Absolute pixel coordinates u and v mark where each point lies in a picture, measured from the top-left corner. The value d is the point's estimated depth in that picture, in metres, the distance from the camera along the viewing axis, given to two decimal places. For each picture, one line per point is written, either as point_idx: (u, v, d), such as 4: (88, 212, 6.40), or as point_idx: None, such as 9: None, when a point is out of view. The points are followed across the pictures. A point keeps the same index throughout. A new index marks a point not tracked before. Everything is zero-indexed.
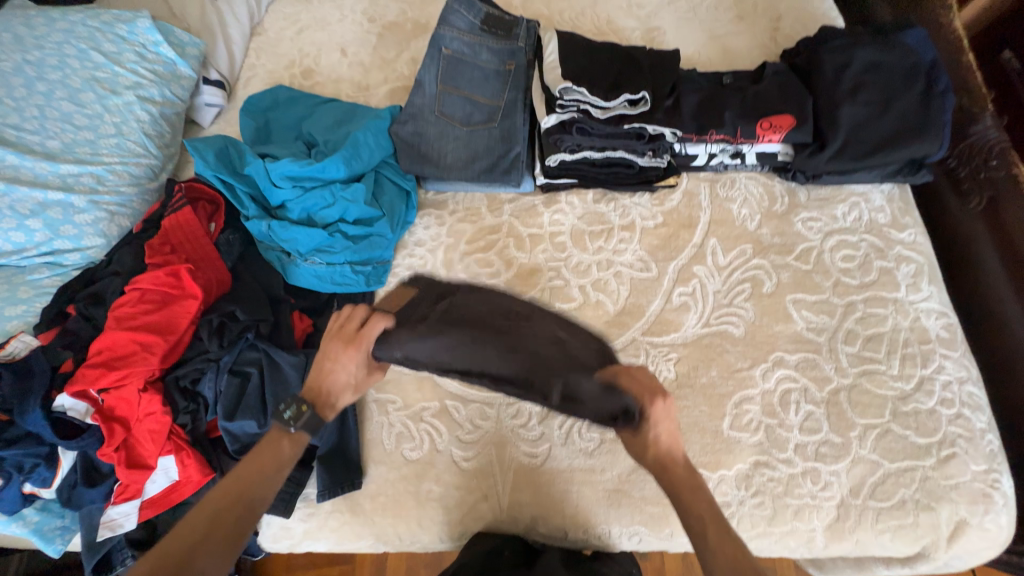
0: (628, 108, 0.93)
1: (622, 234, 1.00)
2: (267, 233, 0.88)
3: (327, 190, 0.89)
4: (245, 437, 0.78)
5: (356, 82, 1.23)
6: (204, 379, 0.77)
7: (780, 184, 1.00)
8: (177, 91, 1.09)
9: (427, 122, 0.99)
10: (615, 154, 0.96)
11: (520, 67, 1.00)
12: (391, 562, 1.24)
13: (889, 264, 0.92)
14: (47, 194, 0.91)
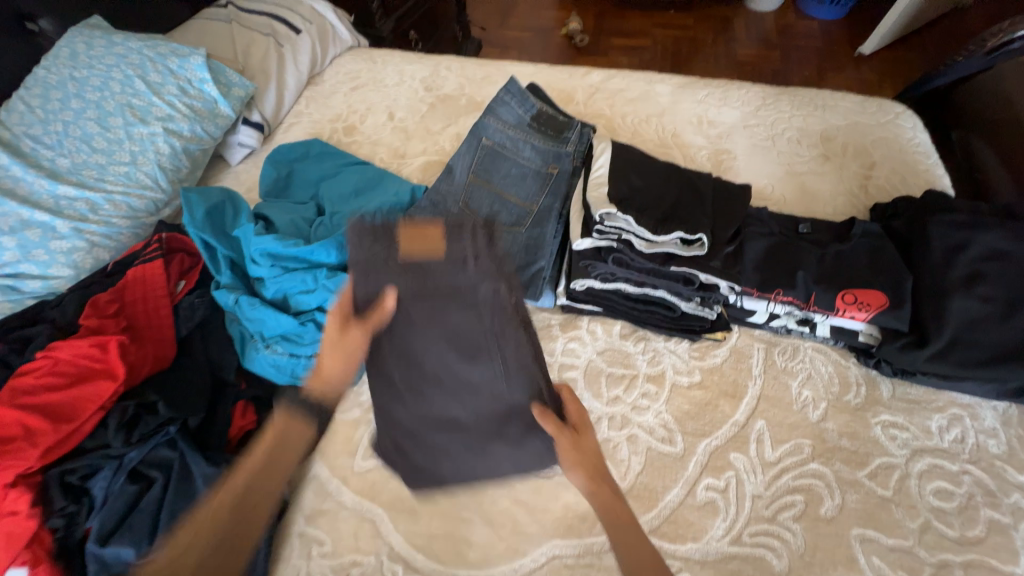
0: (681, 247, 0.77)
1: (646, 387, 0.82)
2: (234, 306, 0.77)
3: (310, 274, 0.76)
4: (117, 567, 0.60)
5: (394, 148, 1.16)
6: (97, 476, 0.63)
7: (855, 368, 0.81)
8: (209, 128, 1.05)
9: (448, 212, 0.88)
10: (655, 292, 0.80)
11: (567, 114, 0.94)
12: None
13: (1003, 518, 0.68)
14: (33, 213, 0.85)
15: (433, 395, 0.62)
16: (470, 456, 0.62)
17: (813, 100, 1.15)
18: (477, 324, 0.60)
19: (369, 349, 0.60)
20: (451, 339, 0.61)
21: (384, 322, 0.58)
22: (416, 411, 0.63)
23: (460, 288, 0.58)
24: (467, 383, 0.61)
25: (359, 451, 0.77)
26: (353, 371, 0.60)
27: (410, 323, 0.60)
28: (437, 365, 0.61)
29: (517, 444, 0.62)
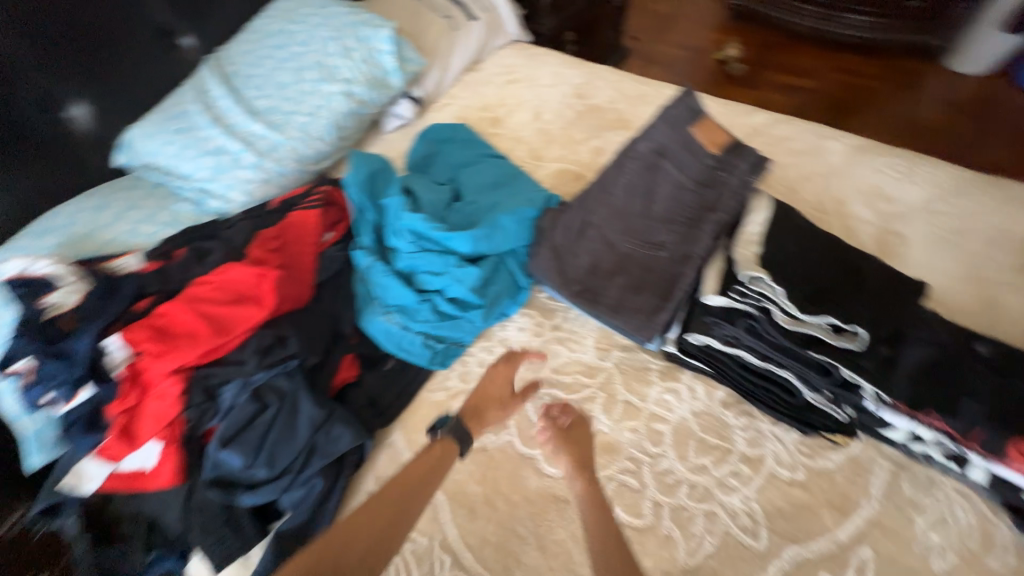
0: (828, 333, 0.69)
1: (738, 467, 0.75)
2: (366, 268, 0.82)
3: (442, 259, 0.81)
4: (225, 468, 0.69)
5: (533, 149, 1.18)
6: (227, 387, 0.71)
7: (1005, 530, 0.68)
8: (378, 96, 1.15)
9: (583, 224, 0.85)
10: (780, 372, 0.73)
11: (745, 146, 0.84)
12: None
13: None
14: (230, 143, 0.99)
15: (602, 210, 0.85)
16: (665, 211, 0.82)
17: None
18: (690, 196, 0.82)
19: (614, 184, 0.85)
20: (645, 208, 0.83)
21: (640, 181, 0.84)
22: (641, 192, 0.84)
23: (701, 215, 0.80)
24: (679, 186, 0.82)
25: None
26: (585, 207, 0.86)
27: (644, 178, 0.84)
28: (641, 207, 0.83)
29: (616, 304, 0.79)
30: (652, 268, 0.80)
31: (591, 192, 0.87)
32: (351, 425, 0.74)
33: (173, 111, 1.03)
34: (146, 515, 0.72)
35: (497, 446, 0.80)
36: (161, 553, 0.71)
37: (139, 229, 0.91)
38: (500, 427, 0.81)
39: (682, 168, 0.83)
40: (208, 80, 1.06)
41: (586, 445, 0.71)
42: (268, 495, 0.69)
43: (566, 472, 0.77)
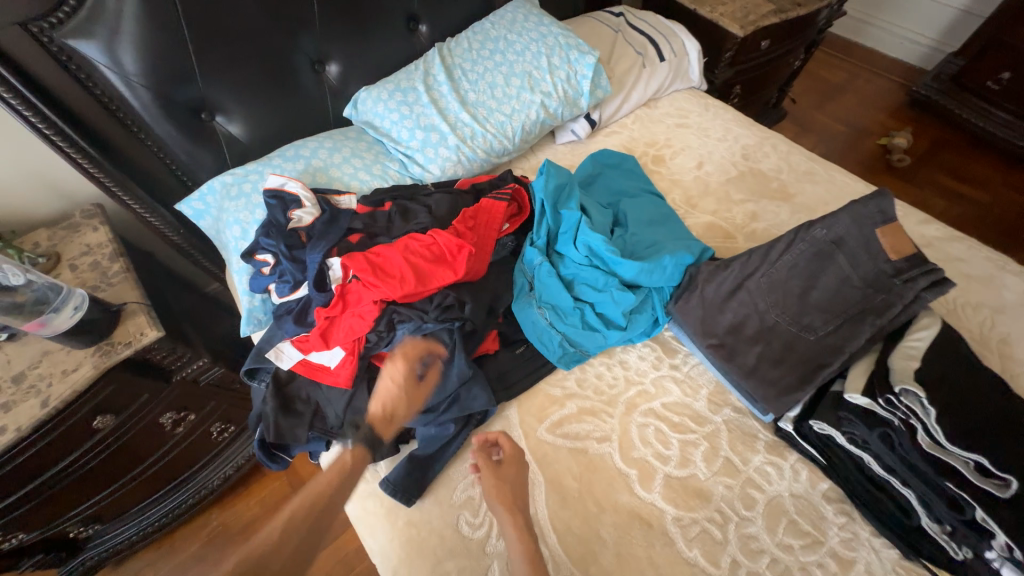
0: (969, 469, 0.68)
1: (827, 562, 0.76)
2: (534, 264, 0.96)
3: (605, 278, 0.92)
4: (388, 387, 0.87)
5: (689, 195, 1.24)
6: (404, 325, 0.88)
7: None
8: (565, 113, 1.27)
9: (736, 285, 0.90)
10: (901, 488, 0.75)
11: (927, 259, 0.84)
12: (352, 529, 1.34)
13: None
14: (441, 123, 1.16)
15: (760, 277, 0.89)
16: (822, 298, 0.85)
17: None
18: (857, 291, 0.83)
19: (778, 257, 0.89)
20: (803, 289, 0.86)
21: (806, 262, 0.87)
22: (803, 272, 0.87)
23: (863, 313, 0.81)
24: (845, 278, 0.84)
25: (546, 423, 0.90)
26: (743, 270, 0.91)
27: (812, 260, 0.87)
28: (800, 286, 0.87)
29: (749, 369, 0.84)
30: (794, 346, 0.84)
31: (750, 257, 0.91)
32: (487, 391, 0.86)
33: (401, 84, 1.21)
34: (315, 402, 0.89)
35: (597, 453, 0.87)
36: (318, 435, 0.87)
37: (358, 175, 1.10)
38: (603, 438, 0.89)
39: (854, 263, 0.84)
40: (433, 65, 1.24)
41: (517, 481, 0.81)
42: (413, 420, 0.85)
43: (653, 500, 0.83)
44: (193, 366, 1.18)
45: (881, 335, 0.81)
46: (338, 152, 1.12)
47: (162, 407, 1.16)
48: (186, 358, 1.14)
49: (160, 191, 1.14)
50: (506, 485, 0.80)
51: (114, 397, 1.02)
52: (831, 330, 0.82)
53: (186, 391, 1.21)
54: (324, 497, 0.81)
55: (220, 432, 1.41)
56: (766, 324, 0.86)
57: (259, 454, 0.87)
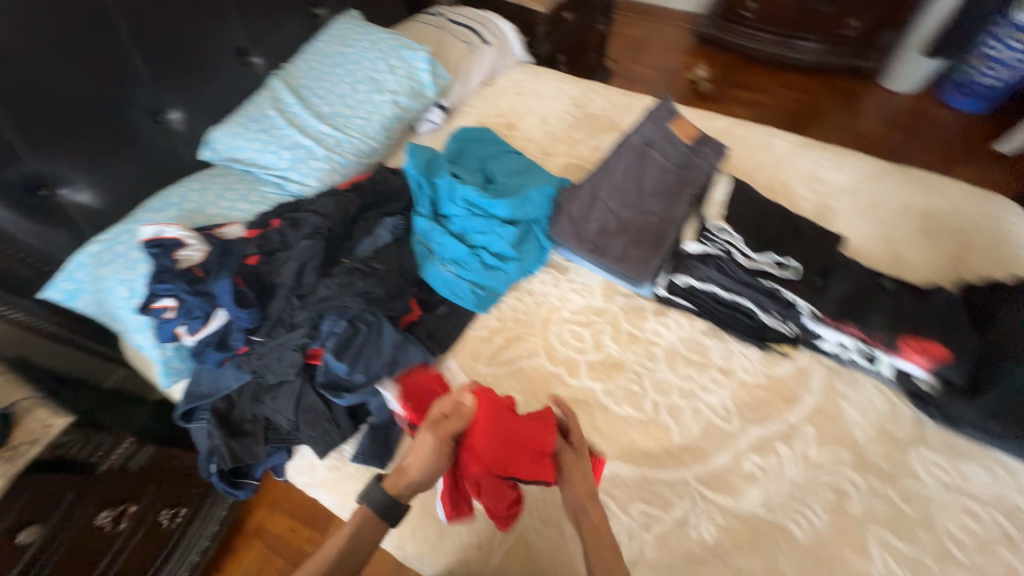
0: (772, 267, 0.96)
1: (715, 375, 1.00)
2: (426, 231, 1.07)
3: (487, 221, 1.06)
4: (331, 375, 0.91)
5: (543, 147, 1.45)
6: (329, 317, 0.93)
7: (911, 411, 0.91)
8: (417, 105, 1.40)
9: (591, 197, 1.10)
10: (741, 300, 0.98)
11: (710, 137, 1.12)
12: None
13: (1021, 564, 0.77)
14: (304, 140, 1.23)
15: (607, 186, 1.10)
16: (653, 186, 1.08)
17: (923, 181, 1.27)
18: (671, 175, 1.08)
19: (614, 167, 1.10)
20: (639, 185, 1.09)
21: (634, 163, 1.10)
22: (635, 172, 1.09)
23: (680, 189, 1.06)
24: (662, 168, 1.09)
25: (483, 359, 1.04)
26: (592, 184, 1.11)
27: (637, 161, 1.10)
28: (636, 184, 1.09)
29: (619, 256, 1.04)
30: (645, 228, 1.05)
31: (595, 172, 1.12)
32: (422, 347, 0.97)
33: (253, 115, 1.25)
34: (263, 416, 0.93)
35: (531, 367, 1.03)
36: (276, 445, 0.93)
37: (236, 206, 1.13)
38: (532, 354, 1.05)
39: (664, 155, 1.10)
40: (280, 91, 1.30)
41: (585, 473, 0.77)
42: (363, 396, 0.91)
43: (585, 384, 1.00)
44: (121, 446, 1.16)
45: (698, 200, 1.06)
46: (209, 190, 1.14)
47: (94, 503, 1.10)
48: (104, 438, 1.11)
49: (15, 283, 1.05)
50: (577, 481, 0.76)
51: (38, 503, 0.96)
52: (665, 207, 1.06)
53: (118, 477, 1.16)
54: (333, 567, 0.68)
55: (171, 518, 1.33)
56: (621, 218, 1.07)
57: (219, 487, 0.91)
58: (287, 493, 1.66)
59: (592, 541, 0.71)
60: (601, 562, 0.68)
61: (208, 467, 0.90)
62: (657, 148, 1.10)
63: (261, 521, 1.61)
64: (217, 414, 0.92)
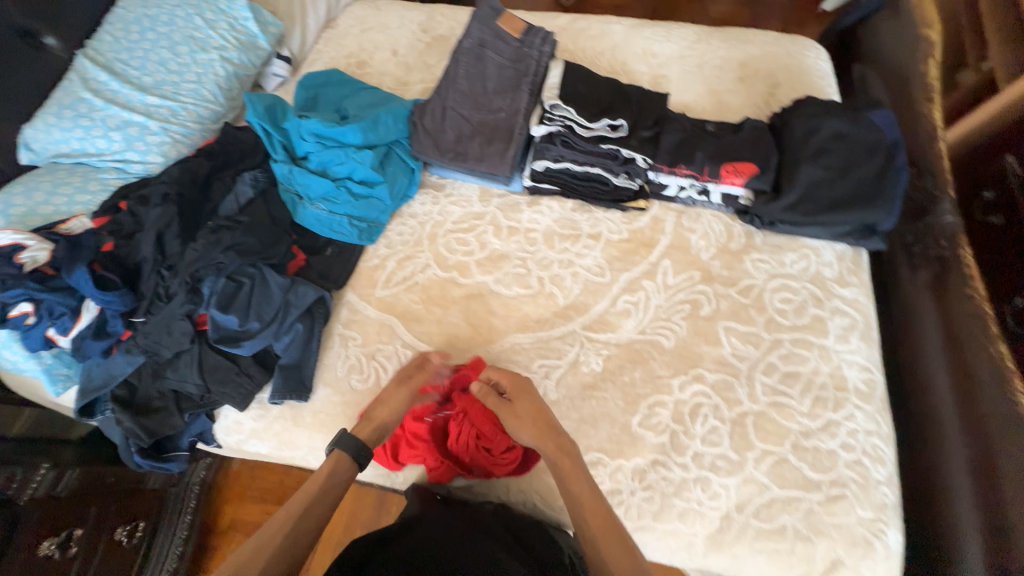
0: (608, 131, 1.08)
1: (587, 242, 1.12)
2: (287, 176, 1.07)
3: (342, 151, 1.07)
4: (225, 330, 0.93)
5: (398, 78, 1.44)
6: (207, 278, 0.94)
7: (740, 226, 1.10)
8: (253, 58, 1.33)
9: (442, 109, 1.14)
10: (593, 170, 1.10)
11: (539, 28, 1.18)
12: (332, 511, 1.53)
13: (824, 313, 0.99)
14: (132, 116, 1.14)
15: (454, 94, 1.14)
16: (495, 85, 1.14)
17: (739, 36, 1.42)
18: (510, 71, 1.14)
19: (457, 75, 1.15)
20: (483, 87, 1.14)
21: (474, 67, 1.14)
22: (477, 76, 1.14)
23: (520, 82, 1.13)
24: (500, 66, 1.14)
25: (380, 284, 1.09)
26: (440, 97, 1.15)
27: (475, 65, 1.15)
28: (480, 87, 1.14)
29: (479, 157, 1.11)
30: (497, 126, 1.12)
31: (441, 84, 1.15)
32: (312, 285, 0.99)
33: (63, 101, 1.14)
34: (170, 389, 0.94)
35: (426, 279, 1.10)
36: (194, 412, 0.96)
37: (75, 200, 1.06)
38: (425, 268, 1.11)
39: (499, 52, 1.15)
40: (86, 69, 1.18)
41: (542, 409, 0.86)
42: (263, 342, 0.94)
43: (476, 280, 1.09)
44: (40, 476, 1.14)
45: (538, 89, 1.14)
46: (37, 190, 1.05)
47: (30, 536, 1.08)
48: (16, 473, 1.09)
49: None
50: (531, 415, 0.84)
51: None
52: (510, 102, 1.12)
53: (50, 507, 1.13)
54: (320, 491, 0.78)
55: (130, 534, 1.32)
56: (475, 123, 1.13)
57: (144, 466, 0.97)
58: (252, 481, 1.62)
59: (562, 457, 0.80)
60: (573, 470, 0.78)
61: (128, 450, 0.95)
62: (491, 48, 1.15)
63: (233, 516, 1.58)
64: (121, 402, 0.93)
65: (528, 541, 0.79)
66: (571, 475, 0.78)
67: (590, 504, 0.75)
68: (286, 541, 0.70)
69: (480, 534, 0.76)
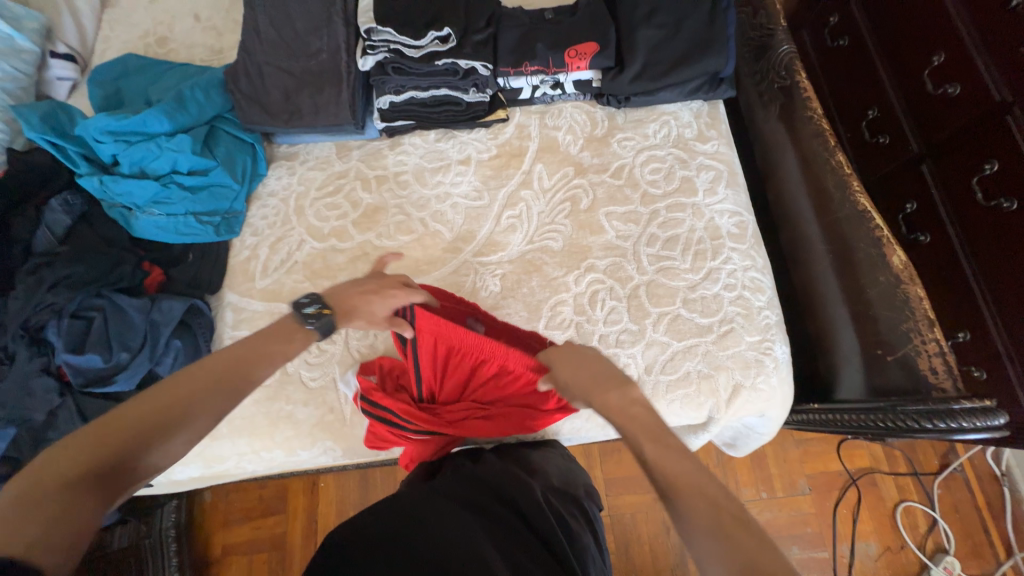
0: (439, 45, 1.01)
1: (459, 169, 1.08)
2: (102, 189, 0.94)
3: (152, 143, 0.94)
4: (90, 372, 0.85)
5: (210, 46, 1.26)
6: (48, 327, 0.85)
7: (601, 110, 1.09)
8: (19, 65, 1.11)
9: (256, 69, 1.02)
10: (439, 92, 1.04)
11: None
12: (320, 507, 1.56)
13: (691, 173, 1.02)
14: None
15: (264, 48, 1.02)
16: (307, 24, 1.02)
17: None
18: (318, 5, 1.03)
19: (260, 25, 1.02)
20: (295, 31, 1.02)
21: (278, 11, 1.02)
22: (285, 21, 1.02)
23: (333, 14, 1.02)
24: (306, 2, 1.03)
25: (257, 274, 1.01)
26: (250, 54, 1.02)
27: (278, 8, 1.02)
28: (291, 32, 1.02)
29: (315, 112, 1.02)
30: (323, 71, 1.02)
31: (247, 40, 1.02)
32: (175, 296, 0.92)
33: None
34: None
35: (305, 255, 1.03)
36: None
37: None
38: (300, 244, 1.04)
39: None
40: None
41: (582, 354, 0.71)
42: (140, 370, 0.87)
43: (358, 240, 1.04)
44: None
45: (355, 19, 1.04)
46: None
47: None
48: None
49: None
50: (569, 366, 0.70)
51: None
52: (331, 41, 1.02)
53: None
54: (202, 386, 0.59)
55: None
56: (298, 74, 1.02)
57: None
58: (230, 506, 1.59)
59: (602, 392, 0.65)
60: (614, 404, 0.63)
61: None
62: None
63: (224, 543, 1.55)
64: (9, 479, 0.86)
65: (513, 497, 0.72)
66: (610, 404, 0.63)
67: (643, 438, 0.58)
68: (204, 402, 0.58)
69: (471, 515, 0.66)
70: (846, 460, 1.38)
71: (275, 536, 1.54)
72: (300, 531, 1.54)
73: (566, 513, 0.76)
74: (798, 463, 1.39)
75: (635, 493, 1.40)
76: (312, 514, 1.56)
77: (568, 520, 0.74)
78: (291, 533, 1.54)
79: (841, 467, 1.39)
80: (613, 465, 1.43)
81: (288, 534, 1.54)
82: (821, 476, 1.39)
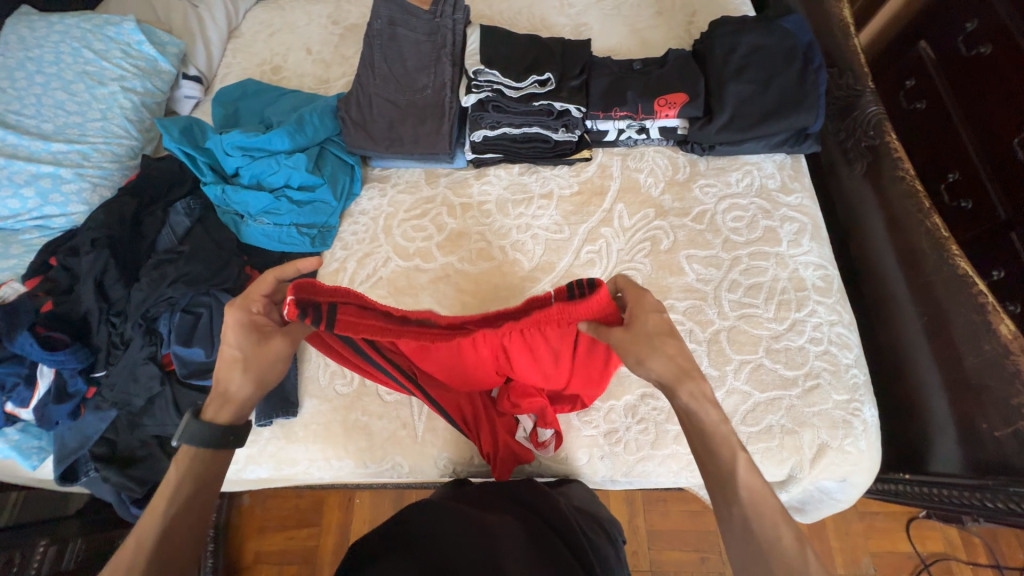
0: (538, 88, 1.07)
1: (540, 203, 1.12)
2: (222, 197, 1.04)
3: (273, 159, 1.04)
4: (193, 365, 0.91)
5: (318, 76, 1.39)
6: (162, 318, 0.92)
7: (683, 156, 1.13)
8: (158, 83, 1.26)
9: (366, 99, 1.11)
10: (531, 130, 1.10)
11: None
12: (353, 524, 1.55)
13: (774, 223, 1.03)
14: (40, 167, 1.06)
15: (375, 81, 1.12)
16: (417, 63, 1.13)
17: None
18: (428, 48, 1.13)
19: (373, 61, 1.12)
20: (404, 69, 1.13)
21: (392, 50, 1.13)
22: (396, 59, 1.13)
23: (441, 55, 1.12)
24: (417, 44, 1.13)
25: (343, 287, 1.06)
26: (360, 86, 1.12)
27: (392, 48, 1.13)
28: (401, 70, 1.13)
29: (414, 140, 1.10)
30: (425, 105, 1.11)
31: (360, 74, 1.13)
32: None
33: None
34: (152, 435, 0.92)
35: (390, 272, 1.07)
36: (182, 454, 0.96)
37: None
38: (386, 261, 1.08)
39: (415, 32, 1.14)
40: None
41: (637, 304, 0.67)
42: None
43: (441, 262, 1.08)
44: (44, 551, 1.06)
45: (460, 60, 1.13)
46: None
47: None
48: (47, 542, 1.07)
49: None
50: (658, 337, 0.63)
51: None
52: (437, 79, 1.11)
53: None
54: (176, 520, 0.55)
55: None
56: (402, 106, 1.11)
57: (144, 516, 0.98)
58: (267, 512, 1.59)
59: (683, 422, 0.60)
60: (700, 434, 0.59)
61: (123, 504, 0.95)
62: (404, 28, 1.13)
63: (256, 550, 1.55)
64: (102, 460, 0.91)
65: (534, 505, 0.73)
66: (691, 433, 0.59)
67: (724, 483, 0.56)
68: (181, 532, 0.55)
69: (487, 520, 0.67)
70: (918, 542, 1.27)
71: (306, 549, 1.53)
72: (332, 547, 1.53)
73: (588, 530, 0.75)
74: (863, 539, 1.29)
75: (680, 550, 1.33)
76: (345, 531, 1.54)
77: (593, 537, 0.74)
78: (322, 548, 1.53)
79: (912, 549, 1.28)
80: (660, 517, 1.36)
81: (320, 548, 1.53)
82: (889, 557, 1.28)
